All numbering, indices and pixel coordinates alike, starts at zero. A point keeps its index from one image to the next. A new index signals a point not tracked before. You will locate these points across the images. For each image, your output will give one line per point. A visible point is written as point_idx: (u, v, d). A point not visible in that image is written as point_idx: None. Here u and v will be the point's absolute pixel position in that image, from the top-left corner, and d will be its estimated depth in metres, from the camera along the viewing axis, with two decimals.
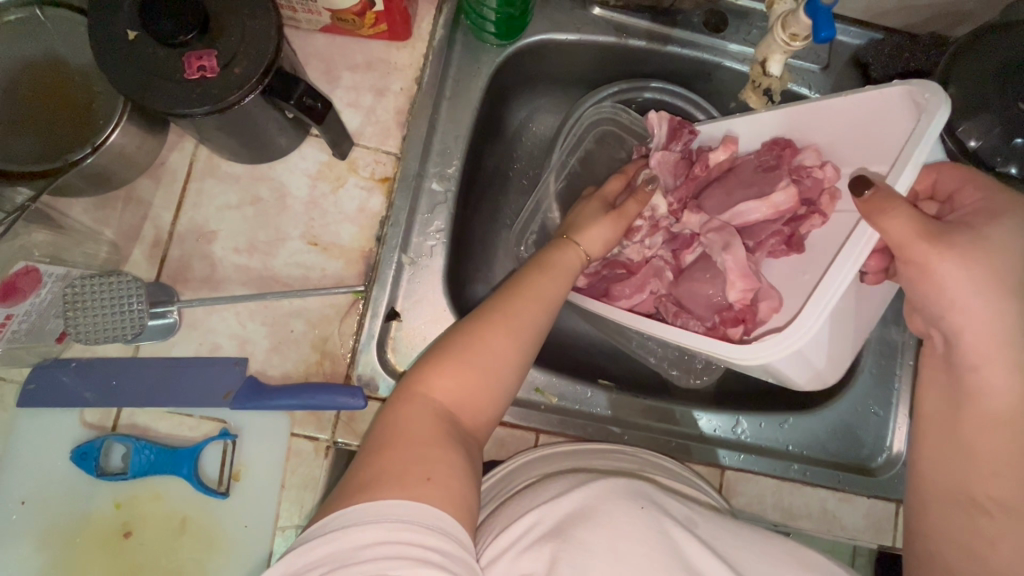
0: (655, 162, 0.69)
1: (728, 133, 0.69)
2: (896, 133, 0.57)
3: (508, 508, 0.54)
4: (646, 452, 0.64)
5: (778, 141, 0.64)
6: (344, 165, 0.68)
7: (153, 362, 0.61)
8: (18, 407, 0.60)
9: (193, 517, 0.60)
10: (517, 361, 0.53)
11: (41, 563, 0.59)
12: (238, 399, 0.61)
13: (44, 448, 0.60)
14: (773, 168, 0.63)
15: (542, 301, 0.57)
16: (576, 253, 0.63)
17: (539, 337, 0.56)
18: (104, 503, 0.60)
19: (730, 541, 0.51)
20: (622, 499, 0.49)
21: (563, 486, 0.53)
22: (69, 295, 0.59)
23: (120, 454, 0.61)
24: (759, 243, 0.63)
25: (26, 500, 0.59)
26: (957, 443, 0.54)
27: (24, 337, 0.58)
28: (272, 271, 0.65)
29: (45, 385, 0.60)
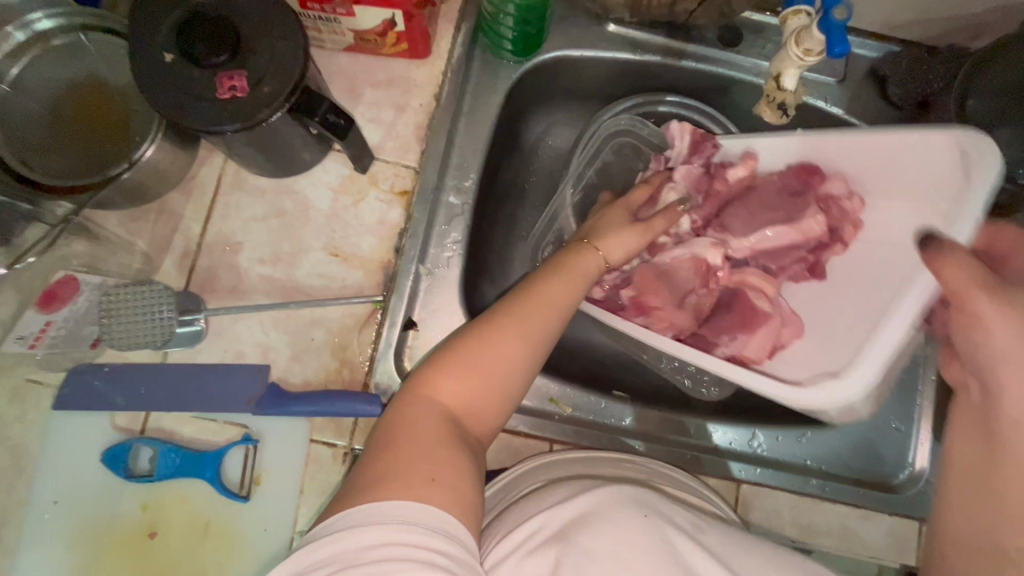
0: (679, 179, 0.70)
1: (747, 148, 0.70)
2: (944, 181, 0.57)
3: (512, 512, 0.54)
4: (656, 463, 0.64)
5: (806, 167, 0.65)
6: (365, 179, 0.70)
7: (181, 368, 0.64)
8: (52, 409, 0.63)
9: (215, 521, 0.62)
10: (525, 365, 0.54)
11: (72, 561, 0.61)
12: (261, 404, 0.63)
13: (77, 451, 0.62)
14: (802, 193, 0.65)
15: (553, 307, 0.57)
16: (591, 257, 0.63)
17: (548, 343, 0.56)
18: (132, 504, 0.62)
19: (736, 549, 0.51)
20: (626, 505, 0.50)
21: (567, 491, 0.53)
22: (103, 302, 0.61)
23: (148, 457, 0.63)
24: (784, 266, 0.67)
25: (58, 500, 0.62)
26: None
27: (62, 344, 0.61)
28: (294, 280, 0.67)
29: (79, 389, 0.63)
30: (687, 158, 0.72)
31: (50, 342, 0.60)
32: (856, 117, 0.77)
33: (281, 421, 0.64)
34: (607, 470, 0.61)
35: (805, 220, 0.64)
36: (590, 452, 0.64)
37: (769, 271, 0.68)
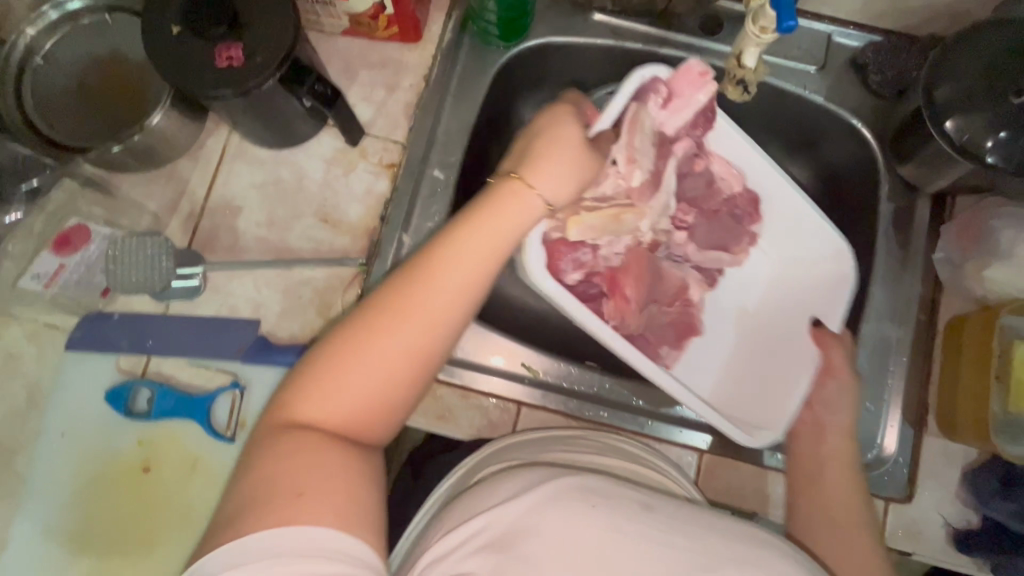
0: (670, 155, 0.74)
1: (719, 139, 0.77)
2: (817, 271, 0.76)
3: (464, 503, 0.53)
4: (615, 441, 0.66)
5: (755, 200, 0.77)
6: (356, 152, 0.75)
7: (180, 318, 0.70)
8: (64, 350, 0.69)
9: (204, 459, 0.67)
10: (412, 358, 0.48)
11: (74, 488, 0.67)
12: (251, 355, 0.68)
13: (85, 389, 0.68)
14: (742, 219, 0.78)
15: (456, 309, 0.50)
16: (518, 201, 0.55)
17: (449, 339, 0.51)
18: (130, 440, 0.68)
19: (684, 523, 0.48)
20: (574, 502, 0.47)
21: (518, 485, 0.50)
22: (110, 250, 0.68)
23: (146, 398, 0.69)
24: (697, 272, 0.80)
25: (64, 432, 0.68)
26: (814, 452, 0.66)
27: (76, 287, 0.68)
28: (287, 244, 0.72)
29: (89, 332, 0.69)
30: (682, 126, 0.73)
31: (68, 278, 0.68)
32: (836, 105, 0.79)
33: (268, 372, 0.69)
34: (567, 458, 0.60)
35: (737, 247, 0.79)
36: (544, 434, 0.66)
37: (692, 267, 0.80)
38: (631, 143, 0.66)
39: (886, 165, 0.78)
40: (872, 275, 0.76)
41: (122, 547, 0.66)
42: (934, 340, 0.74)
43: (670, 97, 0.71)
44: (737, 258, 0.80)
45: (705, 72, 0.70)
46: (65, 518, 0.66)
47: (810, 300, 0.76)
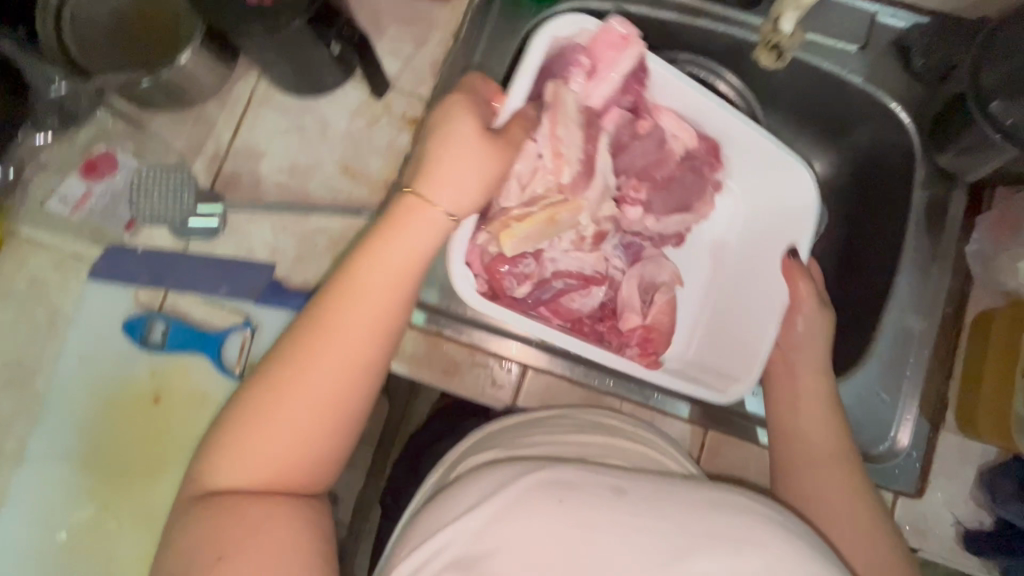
0: (603, 127, 0.72)
1: (661, 98, 0.74)
2: (778, 207, 0.76)
3: (427, 513, 0.49)
4: (598, 418, 0.64)
5: (713, 151, 0.76)
6: (380, 106, 0.75)
7: (198, 256, 0.71)
8: (86, 278, 0.71)
9: (213, 395, 0.69)
10: (319, 407, 0.50)
11: (87, 412, 0.69)
12: (264, 296, 0.69)
13: (104, 318, 0.70)
14: (703, 168, 0.76)
15: (363, 351, 0.52)
16: (426, 213, 0.55)
17: (363, 381, 0.52)
18: (143, 369, 0.70)
19: (667, 504, 0.44)
20: (537, 498, 0.44)
21: (480, 490, 0.46)
22: (136, 180, 0.70)
23: (160, 330, 0.70)
24: (660, 238, 0.79)
25: (81, 357, 0.70)
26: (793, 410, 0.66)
27: (100, 215, 0.70)
28: (307, 191, 0.73)
29: (109, 263, 0.70)
30: (609, 90, 0.70)
31: (95, 203, 0.71)
32: (875, 88, 0.75)
33: (281, 315, 0.70)
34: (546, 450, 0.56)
35: (699, 204, 0.79)
36: (522, 418, 0.64)
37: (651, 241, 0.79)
38: (553, 134, 0.67)
39: (924, 154, 0.74)
40: (900, 264, 0.73)
41: (132, 473, 0.68)
42: (959, 334, 0.71)
43: (594, 67, 0.69)
44: (700, 217, 0.79)
45: (626, 32, 0.67)
46: (79, 441, 0.69)
47: (767, 239, 0.76)
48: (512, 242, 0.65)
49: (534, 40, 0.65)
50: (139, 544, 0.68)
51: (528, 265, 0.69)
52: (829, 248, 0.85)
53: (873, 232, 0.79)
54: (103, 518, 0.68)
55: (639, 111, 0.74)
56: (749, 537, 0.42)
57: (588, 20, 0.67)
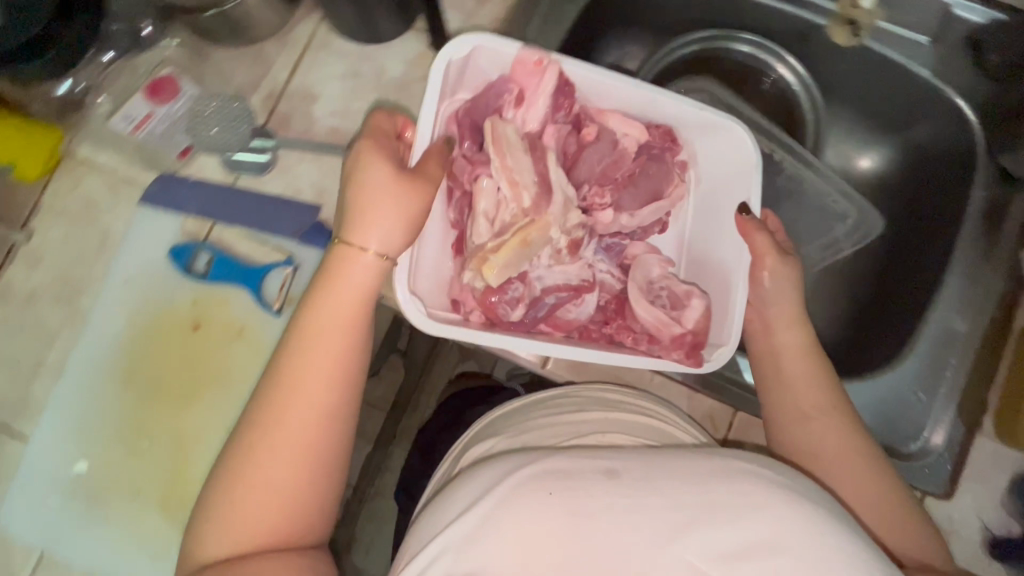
0: (546, 145, 0.68)
1: (603, 101, 0.71)
2: (731, 179, 0.71)
3: (424, 516, 0.47)
4: (587, 389, 0.64)
5: (665, 134, 0.71)
6: (437, 59, 0.75)
7: (246, 191, 0.72)
8: (137, 203, 0.72)
9: (249, 328, 0.70)
10: (299, 457, 0.48)
11: (128, 333, 0.71)
12: (306, 235, 0.70)
13: (152, 244, 0.72)
14: (664, 154, 0.71)
15: (319, 401, 0.49)
16: (360, 257, 0.53)
17: (328, 427, 0.49)
18: (185, 297, 0.71)
19: (662, 480, 0.42)
20: (528, 494, 0.42)
21: (470, 494, 0.44)
22: (196, 108, 0.72)
23: (204, 260, 0.71)
24: (642, 230, 0.74)
25: (128, 279, 0.71)
26: (780, 378, 0.63)
27: (158, 139, 0.71)
28: (357, 136, 0.73)
29: (161, 189, 0.71)
30: (544, 106, 0.67)
31: (152, 128, 0.71)
32: (943, 84, 0.73)
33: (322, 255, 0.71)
34: (552, 438, 0.57)
35: (669, 186, 0.71)
36: (517, 404, 0.65)
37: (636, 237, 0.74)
38: (505, 163, 0.64)
39: (985, 149, 0.73)
40: (951, 265, 0.71)
41: (165, 395, 0.70)
42: (1007, 340, 0.71)
43: (521, 92, 0.67)
44: (675, 200, 0.72)
45: (536, 56, 0.65)
46: (118, 359, 0.71)
47: (722, 207, 0.72)
48: (495, 273, 0.62)
49: (433, 73, 0.62)
50: (165, 465, 0.69)
51: (517, 288, 0.65)
52: (876, 244, 0.82)
53: (925, 232, 0.77)
54: (134, 435, 0.70)
55: (581, 120, 0.71)
56: (751, 503, 0.40)
57: (506, 45, 0.65)
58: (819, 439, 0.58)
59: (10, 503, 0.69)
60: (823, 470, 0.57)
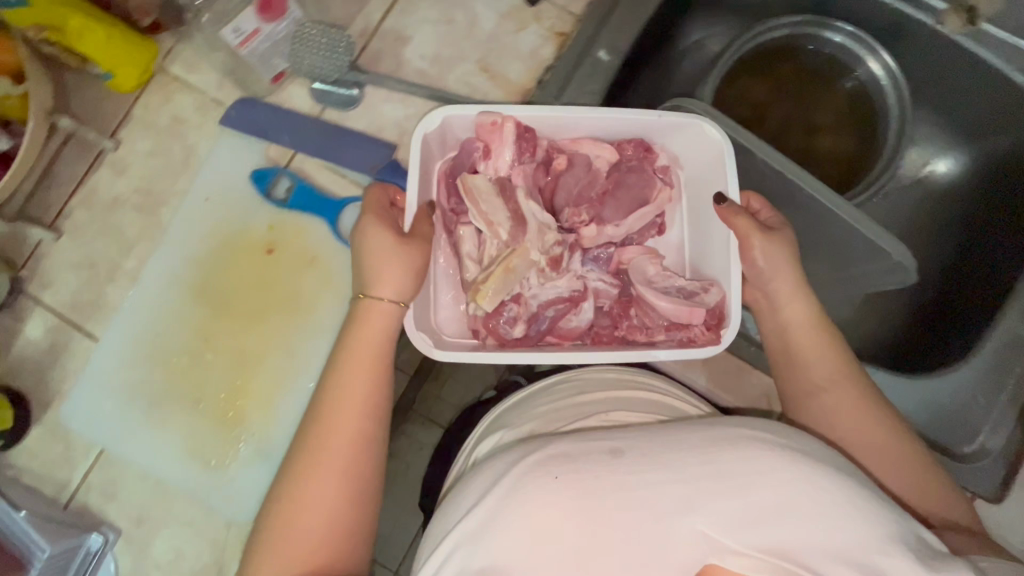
0: (519, 184, 0.68)
1: (573, 131, 0.70)
2: (710, 178, 0.69)
3: (444, 507, 0.50)
4: (591, 368, 0.63)
5: (640, 146, 0.70)
6: (530, 14, 0.75)
7: (325, 123, 0.73)
8: (217, 123, 0.73)
9: (321, 258, 0.72)
10: (341, 492, 0.52)
11: (204, 251, 0.73)
12: (382, 172, 0.71)
13: (236, 167, 0.73)
14: (640, 166, 0.70)
15: (349, 432, 0.54)
16: (388, 310, 0.60)
17: (360, 454, 0.54)
18: (263, 221, 0.73)
19: (667, 455, 0.44)
20: (536, 478, 0.43)
21: (480, 487, 0.46)
22: (298, 31, 0.70)
23: (284, 187, 0.72)
24: (642, 234, 0.73)
25: (208, 198, 0.73)
26: (788, 353, 0.60)
27: (257, 59, 0.70)
28: (443, 82, 0.74)
29: (242, 112, 0.72)
30: (511, 150, 0.67)
31: (255, 46, 0.68)
32: None
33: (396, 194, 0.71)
34: (555, 422, 0.57)
35: (654, 193, 0.70)
36: (528, 391, 0.65)
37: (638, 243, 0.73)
38: (481, 208, 0.66)
39: None
40: None
41: (233, 315, 0.72)
42: None
43: (488, 145, 0.67)
44: (663, 203, 0.71)
45: (490, 117, 0.66)
46: (193, 273, 0.73)
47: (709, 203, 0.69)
48: (487, 301, 0.64)
49: (413, 149, 0.65)
50: (226, 381, 0.72)
51: (513, 307, 0.66)
52: (946, 248, 0.82)
53: (997, 238, 0.76)
54: (200, 349, 0.72)
55: (551, 152, 0.70)
56: (760, 475, 0.41)
57: (459, 109, 0.66)
58: (834, 411, 0.56)
59: (76, 399, 0.72)
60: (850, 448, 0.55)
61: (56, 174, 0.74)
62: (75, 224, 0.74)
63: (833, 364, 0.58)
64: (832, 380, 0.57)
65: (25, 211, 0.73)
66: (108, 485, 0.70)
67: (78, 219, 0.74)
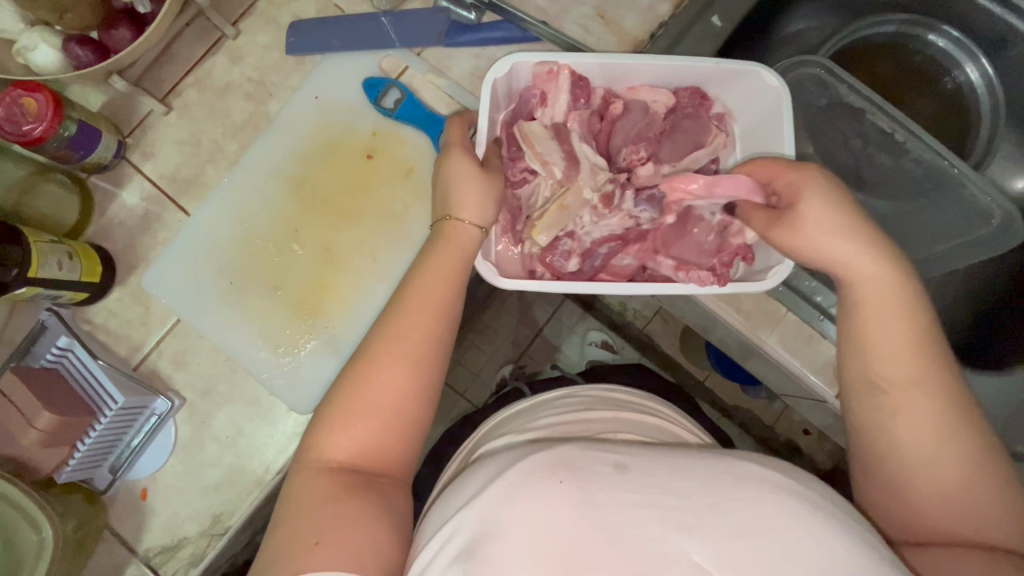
0: (574, 129, 0.65)
1: (629, 79, 0.66)
2: (763, 130, 0.65)
3: (435, 505, 0.47)
4: (594, 389, 0.66)
5: (696, 92, 0.66)
6: None
7: (379, 19, 0.75)
8: (286, 53, 0.76)
9: (418, 169, 0.74)
10: (407, 401, 0.47)
11: (307, 146, 0.75)
12: (450, 36, 0.74)
13: (348, 74, 0.76)
14: (696, 115, 0.66)
15: (427, 331, 0.49)
16: (469, 237, 0.56)
17: (436, 357, 0.49)
18: (366, 127, 0.75)
19: (670, 479, 0.41)
20: (539, 479, 0.41)
21: (477, 483, 0.44)
22: None
23: (393, 98, 0.74)
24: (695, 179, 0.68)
25: (318, 96, 0.75)
26: (860, 343, 0.48)
27: None
28: (559, 22, 0.76)
29: (302, 39, 0.75)
30: (566, 97, 0.64)
31: None
32: None
33: (465, 52, 0.75)
34: (564, 432, 0.57)
35: (710, 139, 0.66)
36: (533, 400, 0.66)
37: None
38: (536, 151, 0.63)
39: None
40: None
41: (328, 213, 0.74)
42: None
43: (544, 93, 0.65)
44: (717, 148, 0.67)
45: (547, 65, 0.64)
46: (291, 165, 0.75)
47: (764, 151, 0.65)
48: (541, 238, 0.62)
49: (483, 96, 0.62)
50: (308, 274, 0.73)
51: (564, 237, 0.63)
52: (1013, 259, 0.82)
53: None
54: (288, 239, 0.74)
55: (607, 99, 0.67)
56: (769, 518, 0.38)
57: (512, 60, 0.63)
58: (900, 415, 0.45)
59: (163, 265, 0.73)
60: (901, 480, 0.45)
61: (174, 53, 0.76)
62: (185, 103, 0.76)
63: (912, 368, 0.45)
64: (905, 377, 0.45)
65: (141, 84, 0.75)
66: (180, 353, 0.72)
67: (188, 99, 0.76)
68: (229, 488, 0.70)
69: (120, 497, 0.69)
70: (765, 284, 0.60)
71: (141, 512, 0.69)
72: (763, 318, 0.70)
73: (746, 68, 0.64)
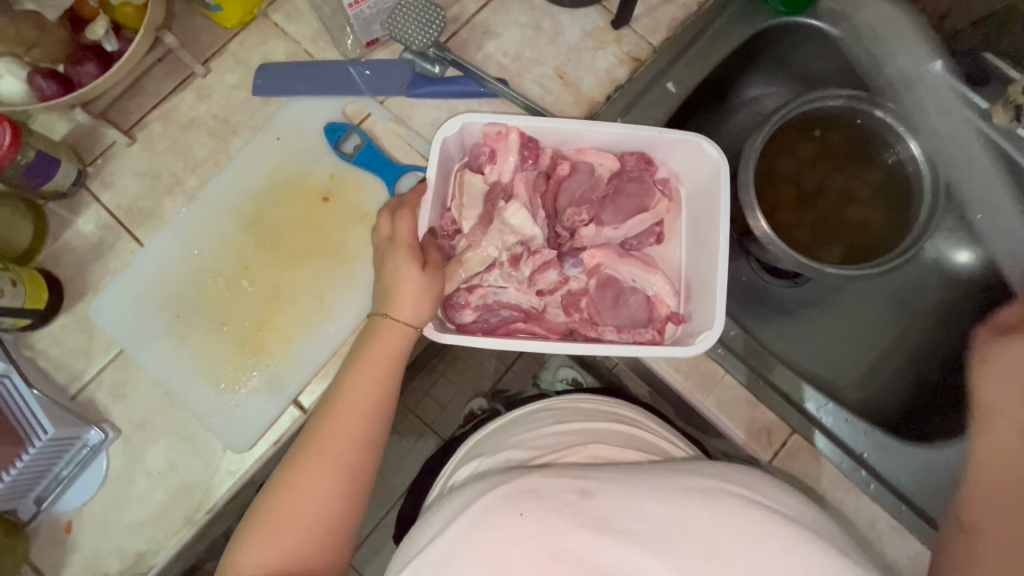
0: (518, 189, 0.66)
1: (578, 141, 0.69)
2: (702, 197, 0.69)
3: (412, 534, 0.51)
4: (566, 402, 0.67)
5: (644, 158, 0.70)
6: (612, 35, 0.79)
7: (341, 65, 0.77)
8: (252, 95, 0.78)
9: (372, 216, 0.75)
10: (362, 441, 0.52)
11: (263, 185, 0.76)
12: (413, 86, 0.77)
13: (311, 119, 0.78)
14: (640, 180, 0.69)
15: (381, 385, 0.54)
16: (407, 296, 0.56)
17: (385, 407, 0.54)
18: (324, 170, 0.77)
19: (635, 501, 0.46)
20: (500, 513, 0.45)
21: (445, 518, 0.48)
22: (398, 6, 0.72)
23: (353, 143, 0.76)
24: (637, 240, 0.71)
25: (280, 137, 0.77)
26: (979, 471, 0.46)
27: (359, 22, 0.72)
28: (520, 81, 0.79)
29: (268, 82, 0.77)
30: (514, 159, 0.66)
31: (363, 10, 0.70)
32: None
33: (427, 103, 0.78)
34: (531, 452, 0.59)
35: (653, 202, 0.69)
36: (501, 421, 0.68)
37: (627, 248, 0.71)
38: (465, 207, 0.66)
39: None
40: None
41: (284, 251, 0.75)
42: None
43: (493, 151, 0.67)
44: (661, 213, 0.70)
45: (496, 126, 0.66)
46: (247, 204, 0.76)
47: (703, 218, 0.68)
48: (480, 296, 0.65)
49: (431, 153, 0.64)
50: (255, 311, 0.73)
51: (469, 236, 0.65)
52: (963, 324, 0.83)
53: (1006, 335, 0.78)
54: (236, 277, 0.74)
55: (554, 162, 0.69)
56: (733, 538, 0.43)
57: (462, 120, 0.65)
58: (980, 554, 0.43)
59: (109, 298, 0.73)
60: None
61: (143, 88, 0.78)
62: (149, 135, 0.77)
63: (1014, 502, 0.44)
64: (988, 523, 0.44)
65: (107, 115, 0.77)
66: (120, 384, 0.72)
67: (153, 132, 0.77)
68: (157, 524, 0.68)
69: (42, 530, 0.68)
70: (693, 349, 0.62)
71: (64, 546, 0.68)
72: (701, 378, 0.71)
73: (686, 140, 0.67)
